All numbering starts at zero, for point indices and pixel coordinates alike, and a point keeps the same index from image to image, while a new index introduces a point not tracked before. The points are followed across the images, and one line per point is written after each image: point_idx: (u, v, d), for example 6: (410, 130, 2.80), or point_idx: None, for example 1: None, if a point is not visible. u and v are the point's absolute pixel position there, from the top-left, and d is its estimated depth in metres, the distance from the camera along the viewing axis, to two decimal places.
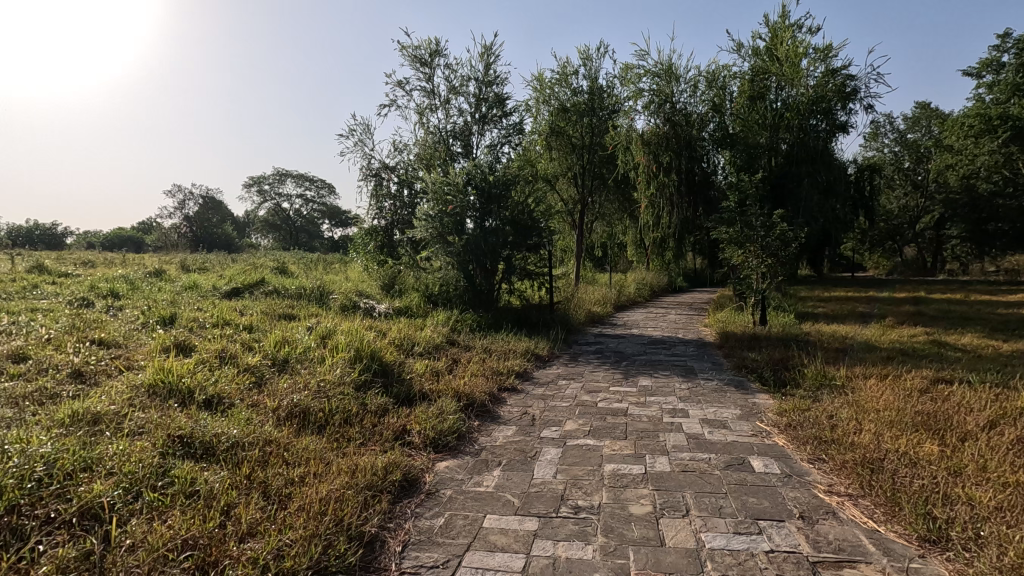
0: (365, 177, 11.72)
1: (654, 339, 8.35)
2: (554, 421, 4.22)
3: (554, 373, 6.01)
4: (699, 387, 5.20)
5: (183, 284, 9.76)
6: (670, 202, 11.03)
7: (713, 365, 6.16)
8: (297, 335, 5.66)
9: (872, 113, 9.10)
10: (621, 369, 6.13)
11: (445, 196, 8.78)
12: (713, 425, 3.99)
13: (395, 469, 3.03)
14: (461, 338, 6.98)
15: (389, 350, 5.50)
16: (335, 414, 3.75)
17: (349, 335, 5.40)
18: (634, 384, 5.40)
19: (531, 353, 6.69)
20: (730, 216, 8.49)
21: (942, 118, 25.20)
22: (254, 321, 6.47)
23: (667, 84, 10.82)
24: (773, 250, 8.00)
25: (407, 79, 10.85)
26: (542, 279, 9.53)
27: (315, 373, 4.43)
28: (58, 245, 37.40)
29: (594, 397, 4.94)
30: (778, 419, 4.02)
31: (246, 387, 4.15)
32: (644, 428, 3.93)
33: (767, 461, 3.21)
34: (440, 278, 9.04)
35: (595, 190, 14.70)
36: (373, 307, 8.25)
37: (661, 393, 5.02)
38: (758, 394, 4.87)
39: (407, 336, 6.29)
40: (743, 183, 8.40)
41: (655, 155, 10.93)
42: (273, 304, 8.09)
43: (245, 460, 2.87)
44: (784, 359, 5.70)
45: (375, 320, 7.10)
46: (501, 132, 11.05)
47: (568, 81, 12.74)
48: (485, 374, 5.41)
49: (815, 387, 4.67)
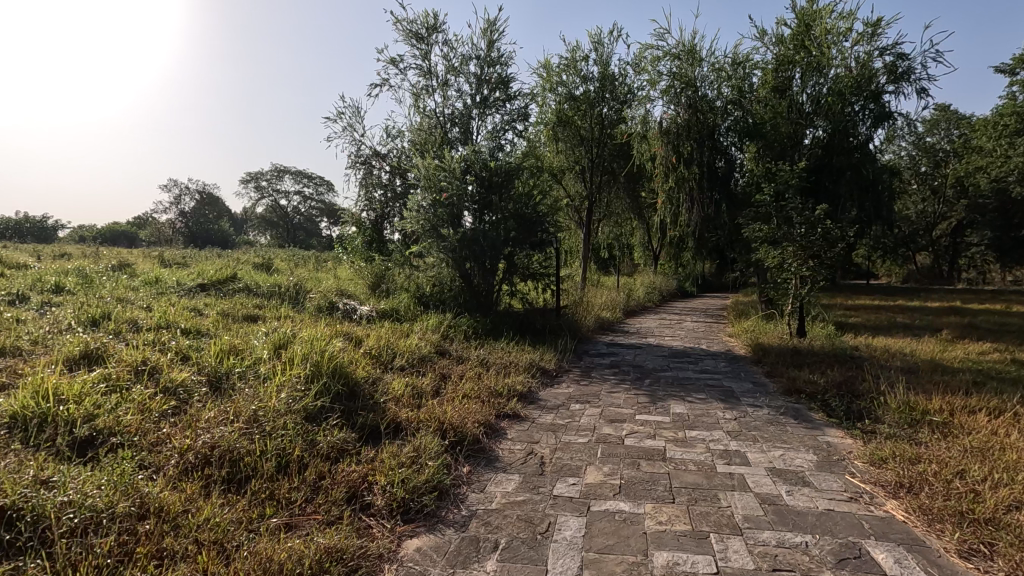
0: (352, 164, 10.69)
1: (676, 351, 7.30)
2: (570, 468, 3.14)
3: (564, 393, 4.93)
4: (749, 418, 4.13)
5: (144, 279, 8.69)
6: (690, 197, 10.07)
7: (756, 387, 5.08)
8: (248, 343, 4.60)
9: (925, 97, 7.82)
10: (644, 390, 5.05)
11: (440, 183, 7.79)
12: (788, 480, 2.90)
13: (334, 568, 1.98)
14: (453, 347, 5.93)
15: (360, 364, 4.44)
16: (271, 460, 2.70)
17: (312, 343, 4.34)
18: (665, 412, 4.33)
19: (536, 368, 5.63)
20: (765, 212, 7.44)
21: (965, 121, 23.96)
22: (205, 324, 5.41)
23: (690, 67, 9.81)
24: (814, 251, 6.95)
25: (401, 57, 9.82)
26: (547, 279, 8.49)
27: (256, 398, 3.36)
28: (48, 240, 36.26)
29: (618, 430, 3.86)
30: (878, 473, 2.95)
31: (159, 416, 3.08)
32: (696, 484, 2.86)
33: (896, 552, 2.15)
34: (434, 276, 8.03)
35: (603, 185, 13.64)
36: (355, 309, 7.19)
37: (703, 426, 3.95)
38: (828, 430, 3.79)
39: (387, 345, 5.24)
40: (782, 174, 7.29)
41: (675, 145, 10.06)
42: (239, 303, 7.05)
43: (91, 555, 1.82)
44: (849, 382, 4.64)
45: (351, 326, 6.05)
46: (503, 117, 10.00)
47: (577, 67, 11.71)
48: (479, 397, 4.34)
49: (905, 423, 3.60)
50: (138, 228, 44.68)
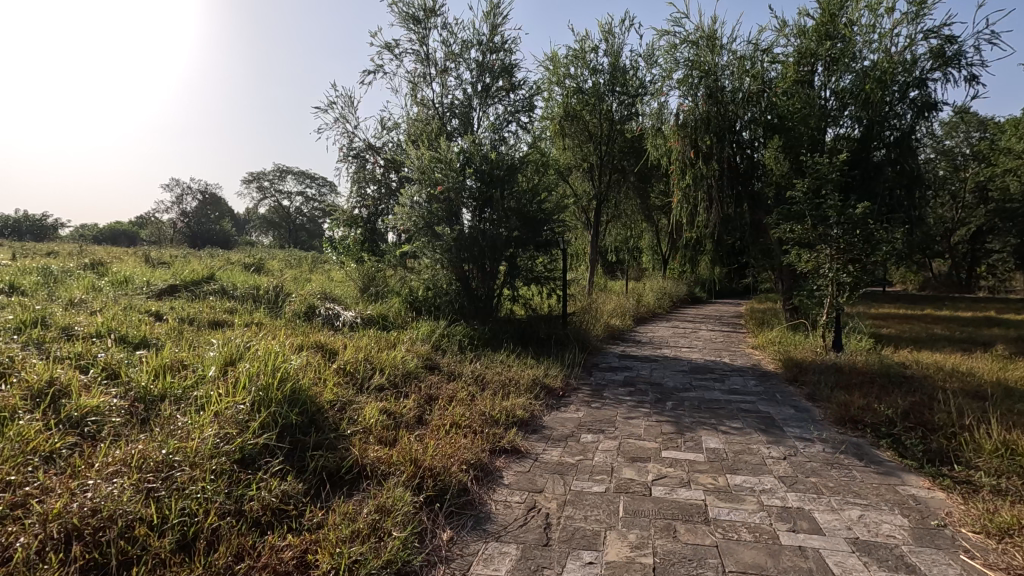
0: (344, 157, 9.94)
1: (697, 365, 6.51)
2: (584, 536, 2.37)
3: (572, 419, 4.16)
4: (802, 458, 3.34)
5: (112, 279, 7.93)
6: (709, 196, 9.30)
7: (800, 414, 4.29)
8: (197, 357, 3.84)
9: (977, 84, 6.99)
10: (669, 416, 4.28)
11: (435, 175, 7.05)
12: (885, 563, 2.12)
13: None
14: (444, 361, 5.16)
15: (327, 384, 3.68)
16: (168, 536, 1.96)
17: (270, 356, 3.59)
18: (696, 448, 3.53)
19: (540, 387, 4.86)
20: (797, 210, 6.63)
21: (988, 124, 23.01)
22: (155, 332, 4.65)
23: (710, 54, 8.95)
24: (855, 254, 6.15)
25: (397, 42, 9.10)
26: (553, 284, 7.71)
27: (179, 433, 2.61)
28: (48, 236, 35.72)
29: (642, 475, 3.07)
30: (1005, 554, 2.17)
31: (41, 462, 2.33)
32: (759, 567, 2.09)
33: None
34: (428, 279, 7.28)
35: (613, 185, 12.86)
36: (338, 315, 6.43)
37: (747, 469, 3.16)
38: (909, 479, 3.00)
39: (367, 360, 4.48)
40: (820, 167, 6.48)
41: (693, 139, 9.26)
42: (209, 308, 6.29)
43: None
44: (918, 412, 3.84)
45: (328, 335, 5.28)
46: (507, 108, 9.25)
47: (586, 59, 10.98)
48: (471, 427, 3.58)
49: (1012, 476, 2.81)
50: (138, 228, 44.10)
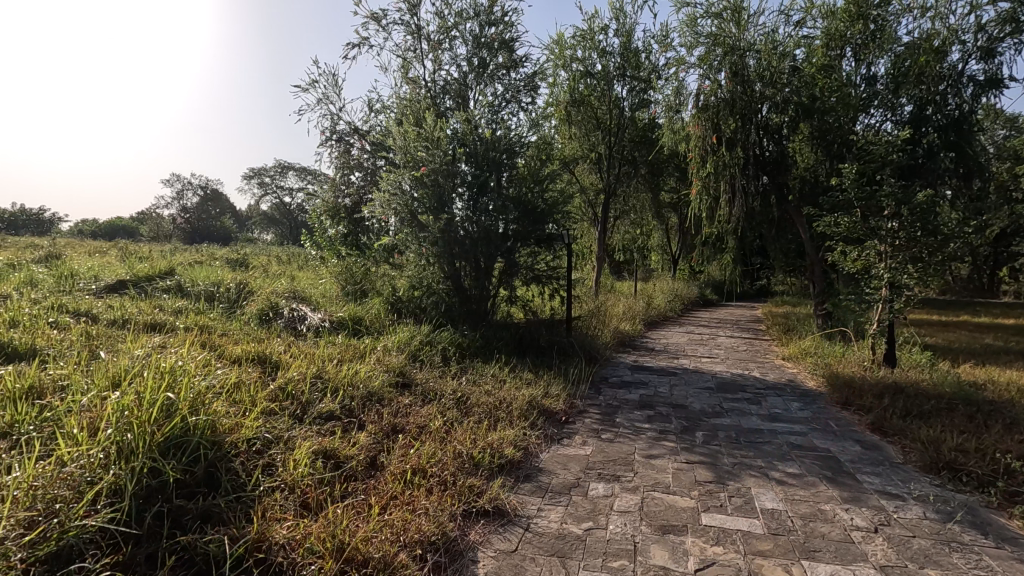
0: (326, 140, 9.02)
1: (723, 380, 5.54)
2: None
3: (578, 460, 3.20)
4: (901, 531, 2.37)
5: (57, 273, 6.99)
6: (732, 186, 8.32)
7: (872, 455, 3.32)
8: (82, 374, 2.88)
9: None
10: (702, 455, 3.31)
11: (420, 156, 6.10)
12: None
13: None
14: (421, 377, 4.20)
15: (249, 413, 2.73)
16: None
17: (167, 375, 2.60)
18: (748, 510, 2.56)
19: (538, 412, 3.91)
20: (843, 199, 5.63)
21: None
22: (56, 339, 3.69)
23: (736, 27, 7.89)
24: (915, 251, 5.16)
25: (385, 12, 8.17)
26: (556, 283, 6.75)
27: None
28: (47, 231, 35.08)
29: (679, 562, 2.10)
30: None
31: None
32: None
33: None
34: (413, 276, 6.33)
35: (623, 179, 11.85)
36: (303, 318, 5.50)
37: (830, 551, 2.19)
38: None
39: (316, 377, 3.52)
40: (874, 150, 5.47)
41: (714, 123, 8.25)
42: (151, 307, 5.34)
43: None
44: None
45: (282, 343, 4.33)
46: (507, 87, 8.31)
47: (594, 39, 10.01)
48: (438, 476, 2.63)
49: None
50: (138, 224, 43.37)
